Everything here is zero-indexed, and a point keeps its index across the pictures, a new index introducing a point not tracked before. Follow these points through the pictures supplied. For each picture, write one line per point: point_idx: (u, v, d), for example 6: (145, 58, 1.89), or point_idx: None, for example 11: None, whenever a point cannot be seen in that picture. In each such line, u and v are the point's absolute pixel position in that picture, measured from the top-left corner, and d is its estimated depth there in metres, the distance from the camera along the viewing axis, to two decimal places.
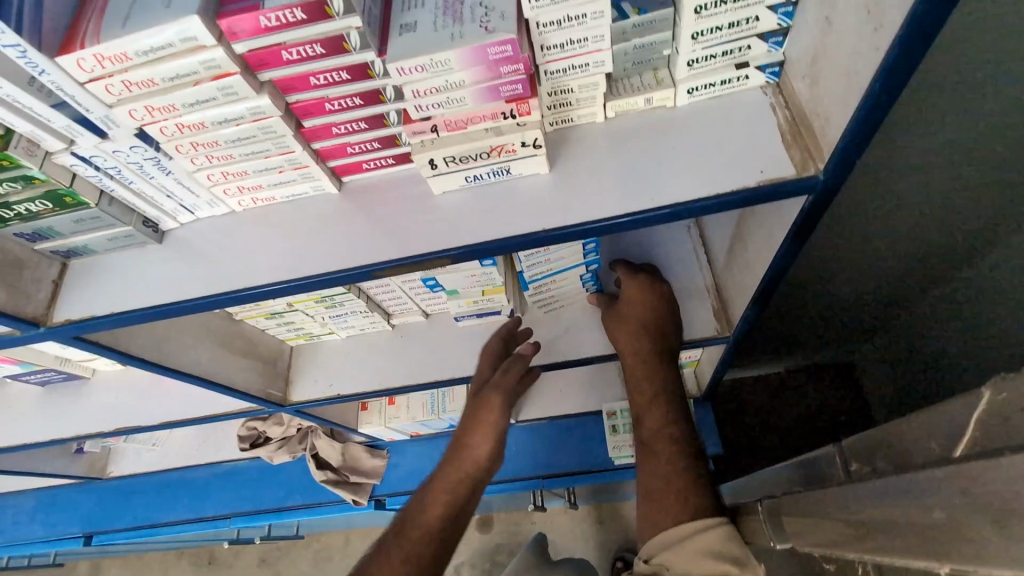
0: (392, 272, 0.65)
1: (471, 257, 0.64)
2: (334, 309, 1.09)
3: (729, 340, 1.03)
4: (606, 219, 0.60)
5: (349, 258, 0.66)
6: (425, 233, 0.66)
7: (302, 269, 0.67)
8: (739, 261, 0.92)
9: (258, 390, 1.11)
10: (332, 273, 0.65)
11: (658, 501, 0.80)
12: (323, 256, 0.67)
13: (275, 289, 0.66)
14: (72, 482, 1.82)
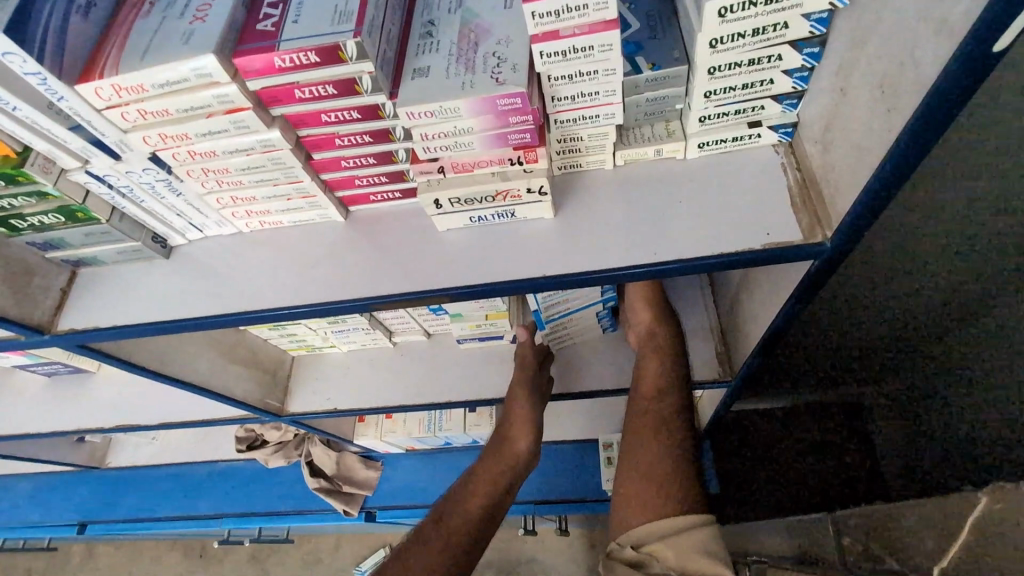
0: (391, 306, 0.65)
1: (470, 297, 0.64)
2: (337, 324, 1.10)
3: (730, 384, 1.02)
4: (611, 270, 0.59)
5: (351, 288, 0.67)
6: (428, 268, 0.66)
7: (305, 295, 0.67)
8: (745, 308, 0.91)
9: (256, 399, 1.12)
10: (334, 302, 0.65)
11: (661, 486, 0.79)
12: (325, 284, 0.68)
13: (277, 314, 0.67)
14: (71, 469, 1.84)
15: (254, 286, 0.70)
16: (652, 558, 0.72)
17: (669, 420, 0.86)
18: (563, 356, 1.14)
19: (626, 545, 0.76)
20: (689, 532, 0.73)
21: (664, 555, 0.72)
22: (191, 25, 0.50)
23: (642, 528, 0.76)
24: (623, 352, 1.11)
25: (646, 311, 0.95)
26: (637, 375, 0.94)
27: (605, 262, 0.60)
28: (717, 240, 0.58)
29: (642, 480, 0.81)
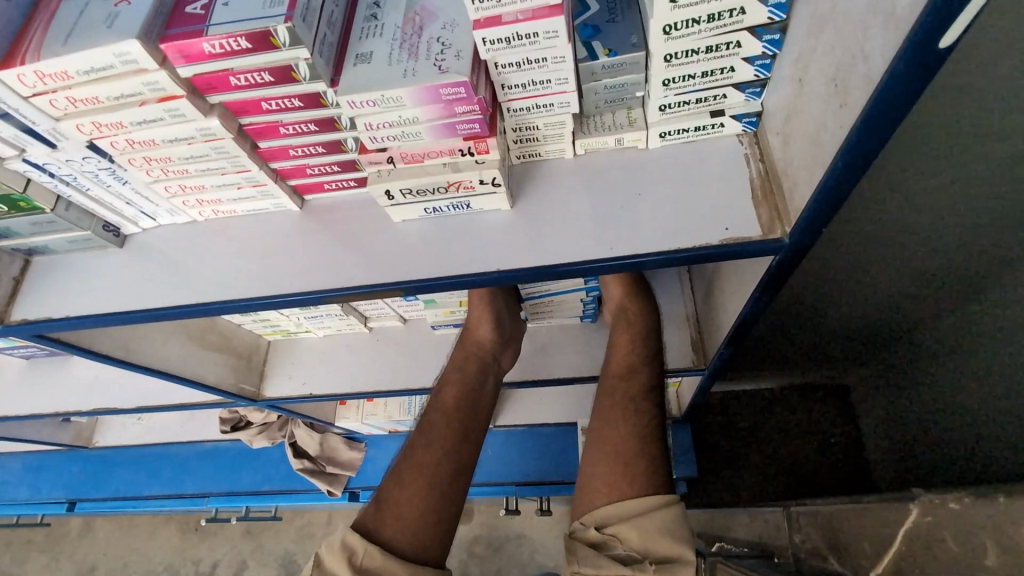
0: (345, 300, 0.64)
1: (423, 291, 0.62)
2: (310, 311, 1.10)
3: (704, 372, 1.01)
4: (567, 265, 0.58)
5: (306, 280, 0.65)
6: (385, 260, 0.64)
7: (259, 288, 0.66)
8: (718, 297, 0.90)
9: (229, 385, 1.12)
10: (289, 295, 0.64)
11: (628, 465, 0.77)
12: (281, 276, 0.66)
13: (232, 307, 0.65)
14: (58, 448, 1.86)
15: (207, 278, 0.68)
16: (616, 540, 0.72)
17: (635, 396, 0.85)
18: (538, 343, 1.13)
19: (590, 527, 0.75)
20: (651, 513, 0.72)
21: (627, 537, 0.71)
22: (117, 7, 0.48)
23: (605, 509, 0.75)
24: (597, 339, 1.11)
25: (620, 290, 0.96)
26: (608, 357, 0.93)
27: (561, 257, 0.59)
28: (675, 234, 0.56)
29: (607, 457, 0.79)
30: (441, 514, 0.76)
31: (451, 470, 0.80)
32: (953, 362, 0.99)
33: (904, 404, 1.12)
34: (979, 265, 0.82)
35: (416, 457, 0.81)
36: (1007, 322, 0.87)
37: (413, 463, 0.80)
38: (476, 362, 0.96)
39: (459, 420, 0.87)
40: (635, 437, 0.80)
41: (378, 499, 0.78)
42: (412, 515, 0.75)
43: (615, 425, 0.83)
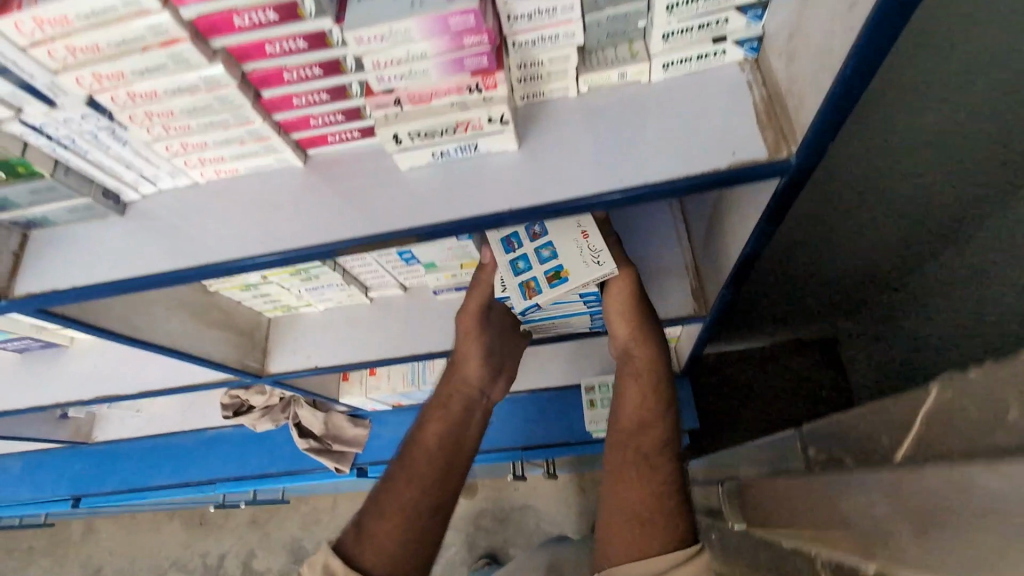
0: (357, 251, 0.64)
1: (436, 237, 0.63)
2: (311, 282, 1.09)
3: (705, 319, 1.05)
4: (579, 198, 0.59)
5: (314, 234, 0.65)
6: (395, 210, 0.64)
7: (266, 245, 0.66)
8: (718, 240, 0.92)
9: (234, 361, 1.11)
10: (298, 249, 0.64)
11: (644, 521, 0.74)
12: (288, 232, 0.66)
13: (241, 266, 0.65)
14: (57, 445, 1.84)
15: (213, 239, 0.68)
16: None
17: (650, 449, 0.81)
18: None
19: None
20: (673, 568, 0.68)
21: None
22: None
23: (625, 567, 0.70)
24: None
25: (627, 331, 0.89)
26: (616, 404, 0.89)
27: (570, 192, 0.60)
28: (682, 161, 0.58)
29: (623, 516, 0.75)
30: (420, 548, 0.76)
31: (434, 505, 0.79)
32: (920, 312, 1.16)
33: (882, 349, 1.30)
34: (940, 228, 0.99)
35: (398, 491, 0.80)
36: (973, 264, 1.00)
37: (393, 498, 0.80)
38: (462, 395, 0.94)
39: (443, 456, 0.85)
40: (653, 489, 0.77)
41: (359, 526, 0.78)
42: (392, 553, 0.74)
43: (630, 481, 0.78)
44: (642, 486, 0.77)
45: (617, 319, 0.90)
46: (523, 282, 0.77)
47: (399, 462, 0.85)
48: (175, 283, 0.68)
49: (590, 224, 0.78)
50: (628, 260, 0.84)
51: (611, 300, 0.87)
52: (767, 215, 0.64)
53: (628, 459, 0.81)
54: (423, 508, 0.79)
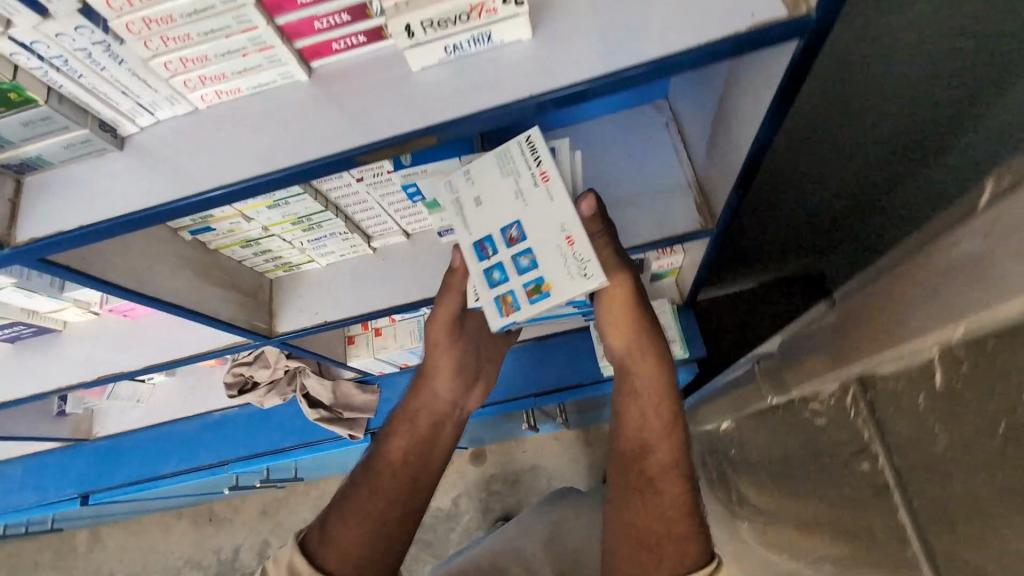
0: (374, 157, 0.63)
1: (456, 134, 0.62)
2: (313, 232, 1.07)
3: (713, 232, 1.05)
4: (600, 77, 0.58)
5: (325, 145, 0.63)
6: (410, 112, 0.63)
7: (278, 162, 0.64)
8: (722, 145, 0.92)
9: (242, 321, 1.09)
10: (313, 160, 0.62)
11: (651, 539, 0.79)
12: (299, 147, 0.64)
13: (255, 184, 0.64)
14: (58, 444, 1.80)
15: (223, 163, 0.66)
16: None
17: (661, 471, 0.85)
18: None
19: None
20: None
21: None
22: None
23: None
24: None
25: (624, 340, 0.93)
26: (620, 418, 0.92)
27: (591, 71, 0.59)
28: (702, 29, 0.57)
29: (629, 534, 0.81)
30: (386, 549, 0.84)
31: (399, 514, 0.87)
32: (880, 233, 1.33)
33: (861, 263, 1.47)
34: (893, 157, 1.16)
35: (361, 502, 0.88)
36: (918, 187, 1.16)
37: (358, 506, 0.87)
38: (429, 412, 1.01)
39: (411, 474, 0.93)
40: (668, 509, 0.81)
41: (322, 532, 0.85)
42: (356, 557, 0.81)
43: (638, 502, 0.83)
44: (654, 506, 0.82)
45: (615, 331, 0.94)
46: (502, 296, 0.83)
47: (364, 474, 0.93)
48: (188, 210, 0.66)
49: (570, 225, 0.78)
50: (627, 264, 0.86)
51: (612, 306, 0.90)
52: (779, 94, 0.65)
53: (640, 479, 0.85)
54: (387, 514, 0.87)
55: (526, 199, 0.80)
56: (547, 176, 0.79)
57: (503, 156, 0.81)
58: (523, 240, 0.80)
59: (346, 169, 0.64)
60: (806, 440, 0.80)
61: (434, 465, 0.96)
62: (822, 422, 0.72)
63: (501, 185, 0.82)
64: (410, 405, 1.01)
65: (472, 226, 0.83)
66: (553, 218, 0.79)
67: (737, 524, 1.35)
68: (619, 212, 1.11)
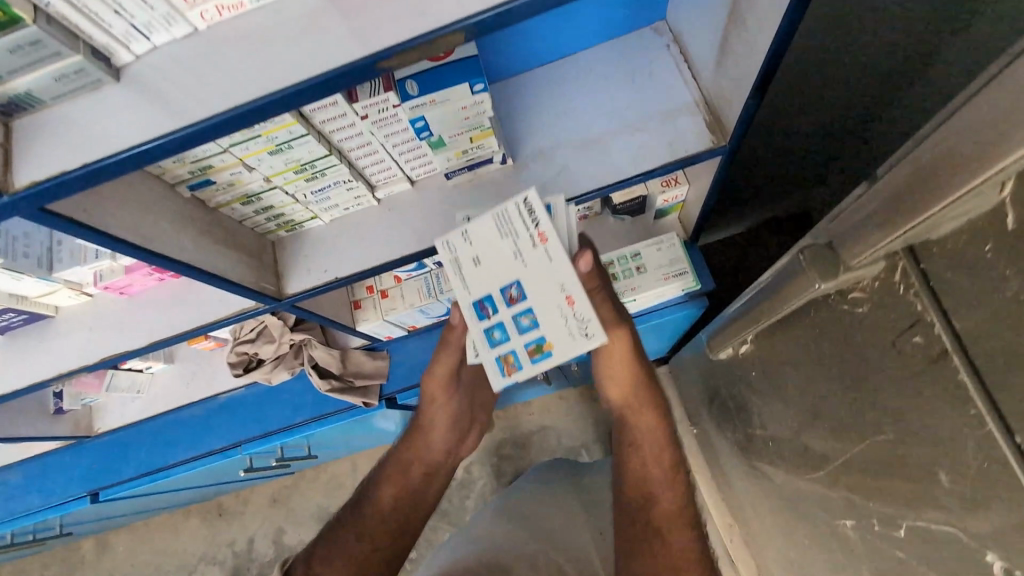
0: (402, 59, 0.60)
1: (486, 28, 0.59)
2: (316, 182, 1.02)
3: (725, 149, 1.04)
4: None
5: (347, 52, 0.60)
6: (435, 8, 0.60)
7: (298, 74, 0.61)
8: (733, 51, 0.91)
9: (251, 282, 1.05)
10: (338, 68, 0.60)
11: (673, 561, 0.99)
12: (318, 57, 0.61)
13: (278, 100, 0.61)
14: (58, 444, 1.74)
15: (235, 82, 0.62)
16: None
17: (672, 516, 1.05)
18: (557, 167, 1.11)
19: None
20: None
21: None
22: None
23: None
24: (613, 147, 1.09)
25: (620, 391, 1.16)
26: (622, 467, 1.14)
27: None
28: None
29: (648, 554, 1.00)
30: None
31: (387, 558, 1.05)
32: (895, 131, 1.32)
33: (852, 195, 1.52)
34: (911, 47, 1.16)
35: (345, 545, 1.03)
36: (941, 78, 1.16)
37: (349, 531, 1.06)
38: (421, 460, 1.18)
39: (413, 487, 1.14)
40: (686, 551, 1.01)
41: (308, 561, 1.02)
42: None
43: (657, 537, 1.02)
44: (671, 548, 1.01)
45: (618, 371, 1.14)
46: (504, 350, 0.93)
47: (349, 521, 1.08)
48: (206, 136, 0.62)
49: (571, 285, 0.90)
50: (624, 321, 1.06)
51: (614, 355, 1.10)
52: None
53: (659, 517, 1.05)
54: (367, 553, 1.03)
55: (526, 256, 0.92)
56: (545, 238, 0.91)
57: (502, 220, 0.93)
58: (524, 301, 0.91)
59: (370, 75, 0.61)
60: (842, 334, 0.81)
61: (421, 507, 1.13)
62: (864, 310, 0.73)
63: (503, 248, 0.93)
64: (405, 444, 1.20)
65: (473, 287, 0.94)
66: (552, 276, 0.91)
67: (758, 455, 1.41)
68: (629, 137, 1.09)
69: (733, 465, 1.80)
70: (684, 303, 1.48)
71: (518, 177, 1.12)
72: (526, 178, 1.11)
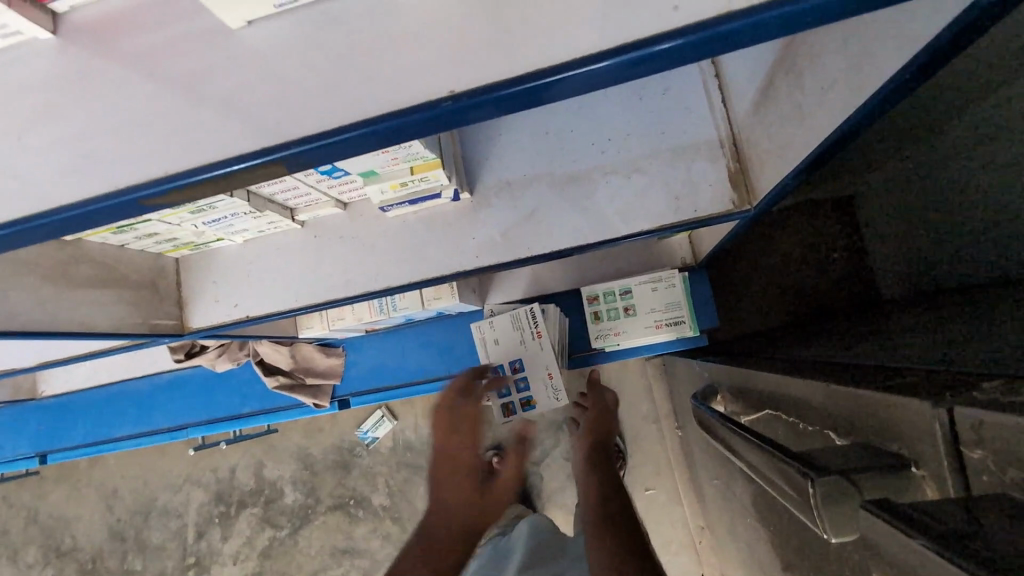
0: (206, 184, 0.39)
1: (373, 141, 0.38)
2: (206, 214, 0.79)
3: (746, 214, 0.79)
4: (576, 66, 0.35)
5: (130, 163, 0.39)
6: (281, 111, 0.38)
7: (53, 196, 0.40)
8: (778, 105, 0.63)
9: (138, 325, 0.86)
10: (110, 195, 0.39)
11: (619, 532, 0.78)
12: (86, 161, 0.40)
13: (22, 232, 0.40)
14: (3, 404, 1.66)
15: None
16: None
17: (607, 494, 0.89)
18: (526, 209, 0.85)
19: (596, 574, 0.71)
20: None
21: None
22: None
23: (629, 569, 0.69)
24: (601, 193, 0.82)
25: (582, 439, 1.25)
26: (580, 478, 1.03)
27: (592, 46, 0.36)
28: None
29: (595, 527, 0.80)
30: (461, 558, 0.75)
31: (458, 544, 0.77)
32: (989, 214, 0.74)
33: (901, 233, 0.92)
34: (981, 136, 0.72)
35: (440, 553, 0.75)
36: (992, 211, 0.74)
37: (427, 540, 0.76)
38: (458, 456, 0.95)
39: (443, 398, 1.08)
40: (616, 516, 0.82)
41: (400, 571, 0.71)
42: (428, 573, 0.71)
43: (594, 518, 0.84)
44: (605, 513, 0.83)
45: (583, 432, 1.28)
46: (504, 402, 1.12)
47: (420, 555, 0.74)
48: None
49: (552, 364, 1.08)
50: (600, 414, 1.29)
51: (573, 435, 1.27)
52: (917, 58, 0.41)
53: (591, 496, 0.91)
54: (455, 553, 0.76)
55: (524, 351, 1.10)
56: (542, 335, 1.09)
57: (513, 319, 1.09)
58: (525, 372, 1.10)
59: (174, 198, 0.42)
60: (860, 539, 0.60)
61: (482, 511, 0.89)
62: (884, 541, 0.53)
63: (520, 322, 1.10)
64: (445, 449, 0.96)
65: (491, 350, 1.12)
66: (548, 356, 1.09)
67: (746, 517, 1.26)
68: (624, 180, 0.82)
69: (714, 486, 1.68)
70: (678, 341, 1.23)
71: (476, 217, 0.87)
72: (486, 219, 0.86)
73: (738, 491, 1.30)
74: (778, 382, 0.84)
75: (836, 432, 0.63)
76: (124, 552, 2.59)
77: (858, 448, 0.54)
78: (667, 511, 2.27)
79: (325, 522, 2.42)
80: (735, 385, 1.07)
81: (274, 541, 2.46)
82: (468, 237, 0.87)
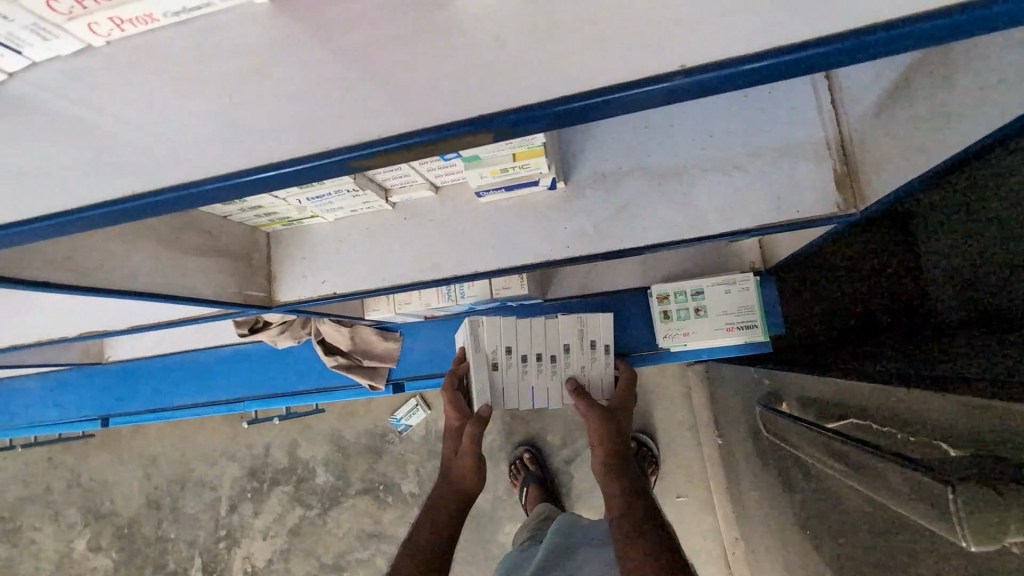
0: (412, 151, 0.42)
1: (575, 114, 0.40)
2: (312, 189, 0.81)
3: (850, 219, 0.78)
4: (786, 49, 0.36)
5: (344, 125, 0.42)
6: (489, 84, 0.40)
7: (274, 152, 0.43)
8: (915, 109, 0.62)
9: (233, 295, 0.89)
10: (326, 155, 0.42)
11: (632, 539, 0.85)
12: (293, 129, 0.43)
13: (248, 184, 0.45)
14: (72, 366, 1.73)
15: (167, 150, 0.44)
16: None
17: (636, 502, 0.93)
18: (621, 204, 0.85)
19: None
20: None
21: None
22: None
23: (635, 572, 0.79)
24: (700, 189, 0.82)
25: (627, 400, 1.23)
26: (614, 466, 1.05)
27: (801, 32, 0.36)
28: None
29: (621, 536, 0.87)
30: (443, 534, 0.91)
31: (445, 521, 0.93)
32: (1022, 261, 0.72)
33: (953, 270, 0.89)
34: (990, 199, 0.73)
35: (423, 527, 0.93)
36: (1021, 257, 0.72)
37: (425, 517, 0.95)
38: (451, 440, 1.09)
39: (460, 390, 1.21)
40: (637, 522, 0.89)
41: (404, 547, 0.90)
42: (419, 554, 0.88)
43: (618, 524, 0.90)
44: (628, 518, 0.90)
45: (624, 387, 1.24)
46: None
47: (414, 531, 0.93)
48: (147, 213, 0.48)
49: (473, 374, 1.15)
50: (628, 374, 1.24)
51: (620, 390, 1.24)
52: None
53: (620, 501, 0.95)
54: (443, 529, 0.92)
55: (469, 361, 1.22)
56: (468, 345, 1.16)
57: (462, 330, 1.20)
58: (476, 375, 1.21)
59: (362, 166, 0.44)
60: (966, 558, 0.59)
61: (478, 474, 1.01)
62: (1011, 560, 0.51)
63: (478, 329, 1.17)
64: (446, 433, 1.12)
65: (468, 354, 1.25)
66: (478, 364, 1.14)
67: (798, 530, 1.24)
68: (724, 177, 0.81)
69: (758, 498, 1.66)
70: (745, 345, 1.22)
71: (569, 208, 0.87)
72: (578, 211, 0.87)
73: (791, 503, 1.28)
74: (864, 392, 0.83)
75: (949, 444, 0.61)
76: (160, 519, 2.67)
77: (990, 460, 0.52)
78: (697, 520, 2.24)
79: (355, 505, 2.46)
80: (804, 393, 1.05)
81: (304, 520, 2.51)
82: (559, 228, 0.87)
